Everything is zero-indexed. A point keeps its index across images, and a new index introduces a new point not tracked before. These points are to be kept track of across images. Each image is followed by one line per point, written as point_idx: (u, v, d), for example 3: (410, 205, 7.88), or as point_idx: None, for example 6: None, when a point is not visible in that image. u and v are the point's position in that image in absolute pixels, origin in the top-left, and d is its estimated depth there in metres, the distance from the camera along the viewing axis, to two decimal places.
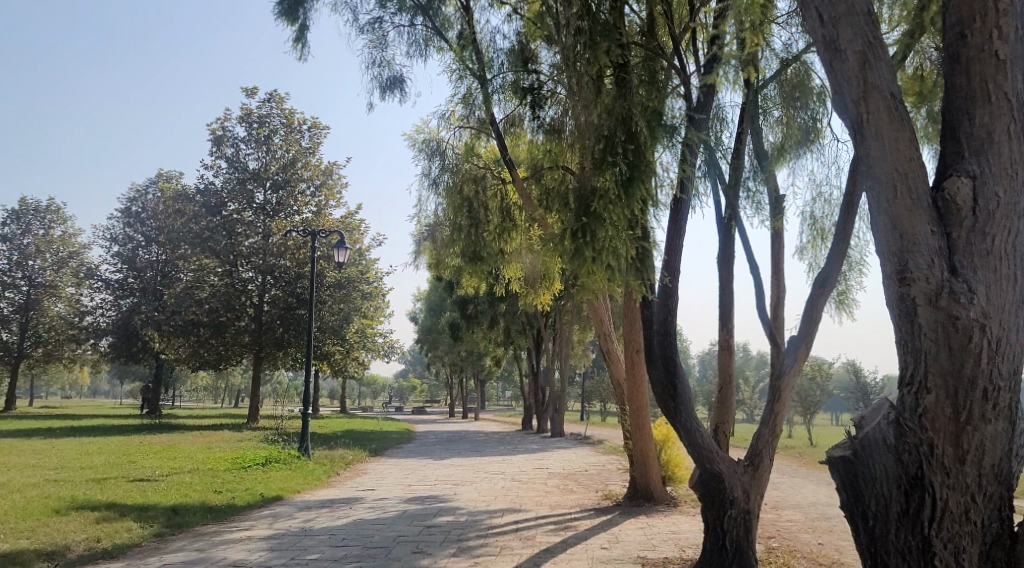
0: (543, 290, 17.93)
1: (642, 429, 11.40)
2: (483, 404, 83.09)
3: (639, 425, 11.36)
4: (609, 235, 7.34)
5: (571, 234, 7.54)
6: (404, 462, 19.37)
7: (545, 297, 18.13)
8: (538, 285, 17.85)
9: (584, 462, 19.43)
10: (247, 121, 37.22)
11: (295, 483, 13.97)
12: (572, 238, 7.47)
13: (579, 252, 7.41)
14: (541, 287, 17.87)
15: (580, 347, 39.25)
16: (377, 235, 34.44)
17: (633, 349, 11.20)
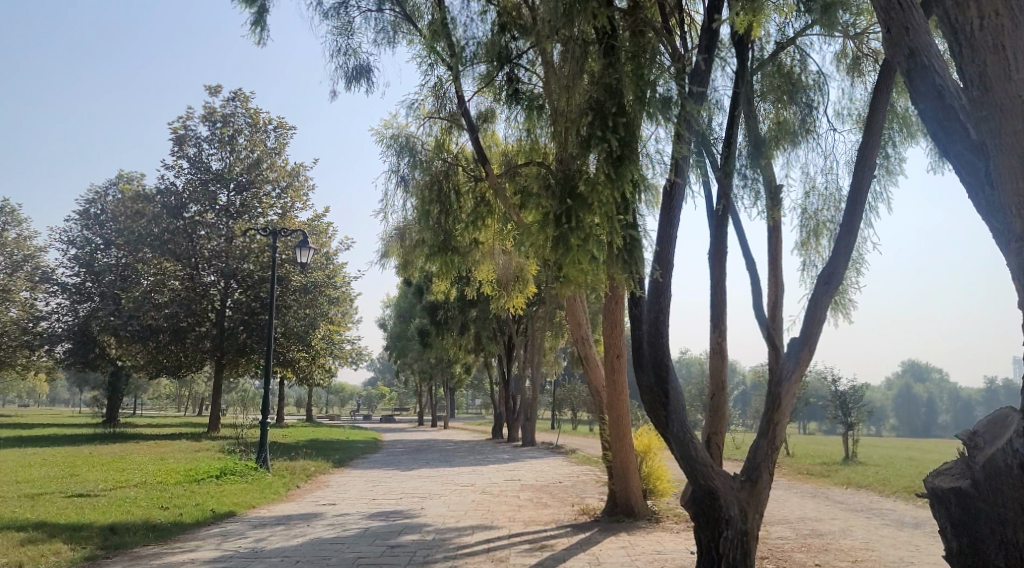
0: (516, 292, 17.21)
1: (622, 438, 10.72)
2: (452, 413, 82.11)
3: (620, 433, 10.68)
4: (594, 221, 6.84)
5: (553, 219, 7.04)
6: (370, 474, 18.47)
7: (518, 300, 17.41)
8: (512, 288, 17.12)
9: (557, 473, 18.71)
10: (210, 120, 36.10)
11: (250, 498, 13.01)
12: (554, 223, 6.96)
13: (562, 238, 6.88)
14: (515, 290, 17.14)
15: (551, 354, 38.60)
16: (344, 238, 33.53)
17: (614, 354, 10.54)
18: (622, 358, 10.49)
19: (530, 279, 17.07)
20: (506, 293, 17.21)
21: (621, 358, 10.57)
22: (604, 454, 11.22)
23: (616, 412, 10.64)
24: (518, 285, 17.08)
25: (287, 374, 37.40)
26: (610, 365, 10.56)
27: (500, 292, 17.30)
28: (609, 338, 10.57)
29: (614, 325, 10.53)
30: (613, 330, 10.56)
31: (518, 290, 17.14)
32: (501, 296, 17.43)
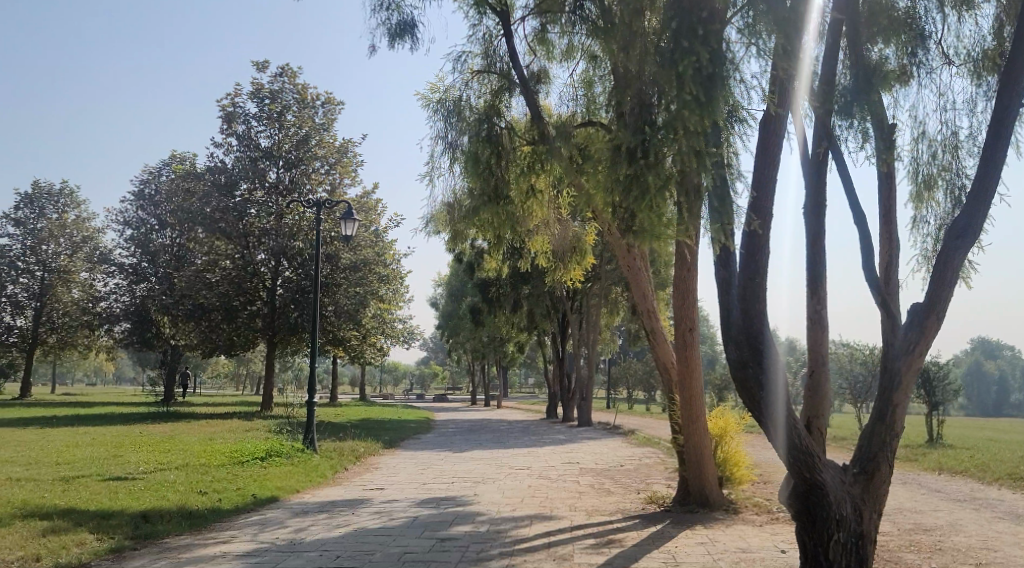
0: (573, 266, 16.07)
1: (696, 420, 9.62)
2: (505, 392, 81.71)
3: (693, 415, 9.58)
4: (667, 153, 6.68)
5: (628, 153, 6.90)
6: (421, 455, 17.73)
7: (576, 273, 16.28)
8: (568, 260, 15.98)
9: (617, 455, 17.70)
10: (258, 97, 35.72)
11: (294, 482, 12.31)
12: (628, 160, 6.87)
13: (635, 176, 6.80)
14: (572, 262, 15.99)
15: (607, 332, 37.50)
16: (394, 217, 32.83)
17: (686, 328, 9.42)
18: (694, 332, 9.38)
19: (588, 251, 15.92)
20: (562, 266, 16.08)
21: (694, 332, 9.45)
22: (674, 436, 10.18)
23: (688, 392, 9.53)
24: (576, 257, 15.92)
25: (339, 353, 37.12)
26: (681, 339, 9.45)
27: (556, 264, 16.17)
28: (680, 309, 9.47)
29: (686, 295, 9.42)
30: (684, 300, 9.45)
31: (575, 263, 16.00)
32: (557, 269, 16.30)
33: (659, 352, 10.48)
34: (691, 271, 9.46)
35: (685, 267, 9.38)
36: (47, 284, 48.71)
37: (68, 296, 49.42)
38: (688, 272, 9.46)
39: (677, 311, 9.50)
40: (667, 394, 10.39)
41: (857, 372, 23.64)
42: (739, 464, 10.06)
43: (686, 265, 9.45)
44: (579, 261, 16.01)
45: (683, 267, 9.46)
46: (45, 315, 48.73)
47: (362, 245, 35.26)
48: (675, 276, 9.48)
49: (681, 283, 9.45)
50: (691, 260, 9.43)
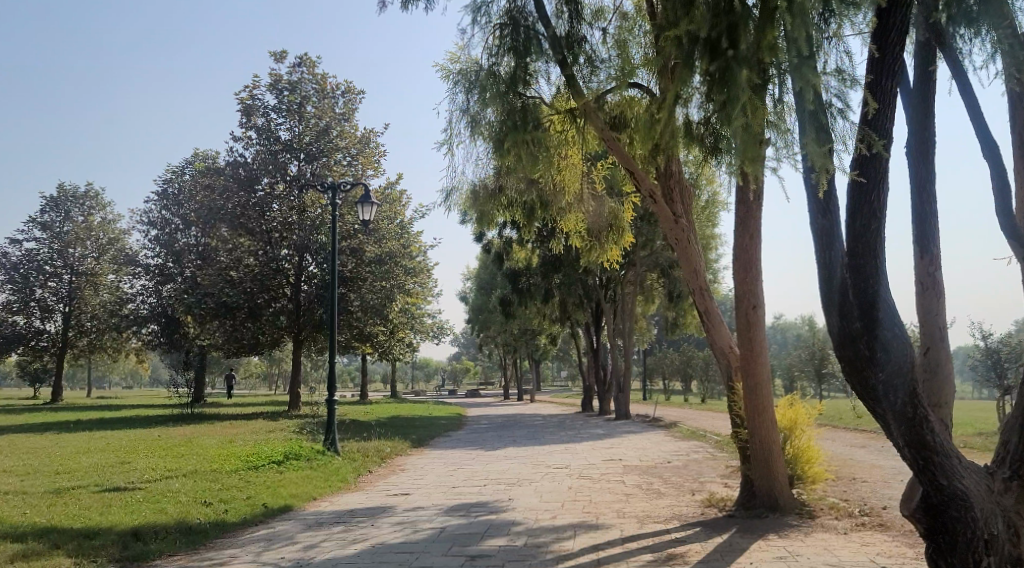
0: (610, 246, 14.49)
1: (764, 412, 8.25)
2: (538, 386, 80.45)
3: (761, 407, 8.23)
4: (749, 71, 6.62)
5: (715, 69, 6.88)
6: (451, 455, 16.55)
7: (613, 255, 14.71)
8: (605, 239, 14.41)
9: (662, 450, 16.39)
10: (278, 88, 34.90)
11: (310, 489, 11.20)
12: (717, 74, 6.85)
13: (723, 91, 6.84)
14: (609, 241, 14.41)
15: (642, 321, 36.12)
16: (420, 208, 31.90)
17: (748, 306, 8.12)
18: (759, 310, 8.08)
19: (627, 228, 14.32)
20: (599, 245, 14.49)
21: (758, 310, 8.16)
22: (736, 431, 8.89)
23: (755, 379, 8.19)
24: (614, 235, 14.35)
25: (367, 349, 36.19)
26: (742, 319, 8.16)
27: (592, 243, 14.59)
28: (741, 285, 8.18)
29: (748, 268, 8.13)
30: (747, 273, 8.15)
31: (613, 242, 14.42)
32: (594, 250, 14.74)
33: (716, 337, 9.19)
34: (754, 240, 8.18)
35: (747, 235, 8.11)
36: (76, 287, 48.55)
37: (96, 299, 49.23)
38: (749, 241, 8.17)
39: (738, 287, 8.23)
40: (727, 383, 9.10)
41: None
42: (812, 459, 8.69)
43: (750, 233, 8.19)
44: (618, 239, 14.42)
45: (745, 235, 8.19)
46: (74, 319, 48.63)
47: (387, 238, 34.19)
48: (735, 247, 8.22)
49: (743, 255, 8.17)
50: (753, 227, 8.18)
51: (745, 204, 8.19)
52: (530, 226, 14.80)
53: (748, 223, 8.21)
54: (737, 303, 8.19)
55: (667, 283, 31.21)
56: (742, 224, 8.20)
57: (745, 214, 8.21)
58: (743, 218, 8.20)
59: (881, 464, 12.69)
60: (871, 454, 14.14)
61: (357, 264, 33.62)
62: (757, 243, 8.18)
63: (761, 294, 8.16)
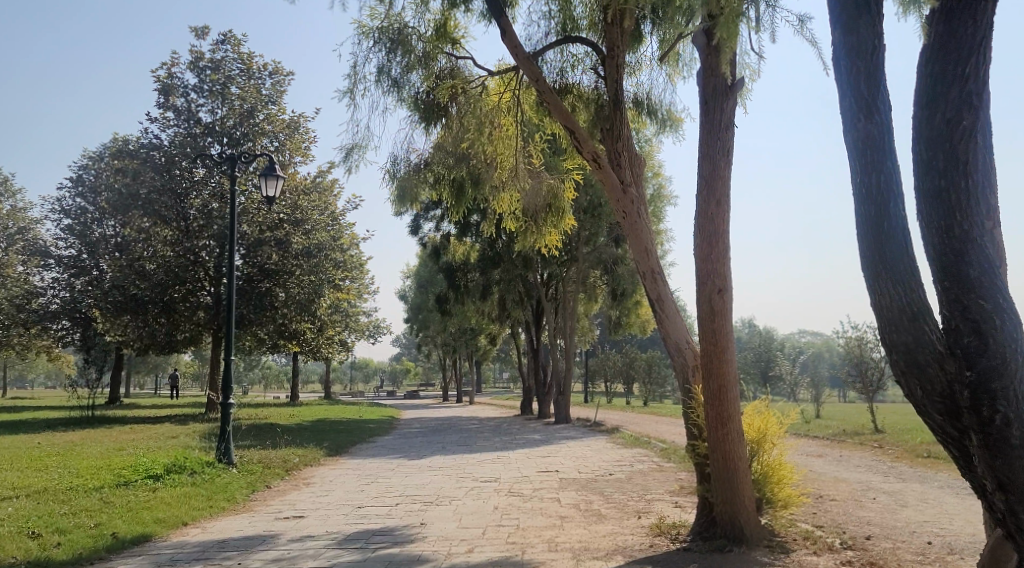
0: (548, 230, 12.73)
1: (730, 422, 6.71)
2: (479, 388, 78.73)
3: (727, 416, 6.68)
4: None
5: None
6: (370, 465, 14.68)
7: (552, 241, 12.94)
8: (542, 222, 12.64)
9: (604, 460, 14.82)
10: (199, 67, 32.39)
11: (180, 513, 9.22)
12: None
13: None
14: (546, 225, 12.65)
15: (585, 320, 34.76)
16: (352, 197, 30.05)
17: (713, 289, 6.61)
18: (726, 294, 6.57)
19: (568, 211, 12.58)
20: (536, 229, 12.72)
21: (724, 294, 6.68)
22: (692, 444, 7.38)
23: (722, 381, 6.64)
24: (553, 218, 12.58)
25: (294, 348, 33.95)
26: (706, 305, 6.64)
27: (528, 223, 12.77)
28: (705, 261, 6.67)
29: (714, 244, 6.61)
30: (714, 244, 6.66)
31: (550, 225, 12.66)
32: (529, 235, 12.95)
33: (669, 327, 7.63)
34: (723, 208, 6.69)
35: (714, 199, 6.59)
36: None
37: None
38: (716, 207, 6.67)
39: (701, 265, 6.70)
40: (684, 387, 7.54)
41: (868, 357, 21.18)
42: (784, 479, 7.19)
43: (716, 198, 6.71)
44: (557, 224, 12.67)
45: (711, 200, 6.68)
46: None
47: (315, 229, 31.89)
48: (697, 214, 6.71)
49: (706, 226, 6.66)
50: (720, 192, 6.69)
51: (712, 162, 6.68)
52: (459, 204, 13.03)
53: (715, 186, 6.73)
54: (701, 285, 6.67)
55: (610, 281, 29.88)
56: (706, 186, 6.70)
57: (711, 173, 6.71)
58: (708, 179, 6.71)
59: (846, 477, 11.33)
60: (831, 465, 12.83)
61: (285, 257, 31.27)
62: (726, 211, 6.69)
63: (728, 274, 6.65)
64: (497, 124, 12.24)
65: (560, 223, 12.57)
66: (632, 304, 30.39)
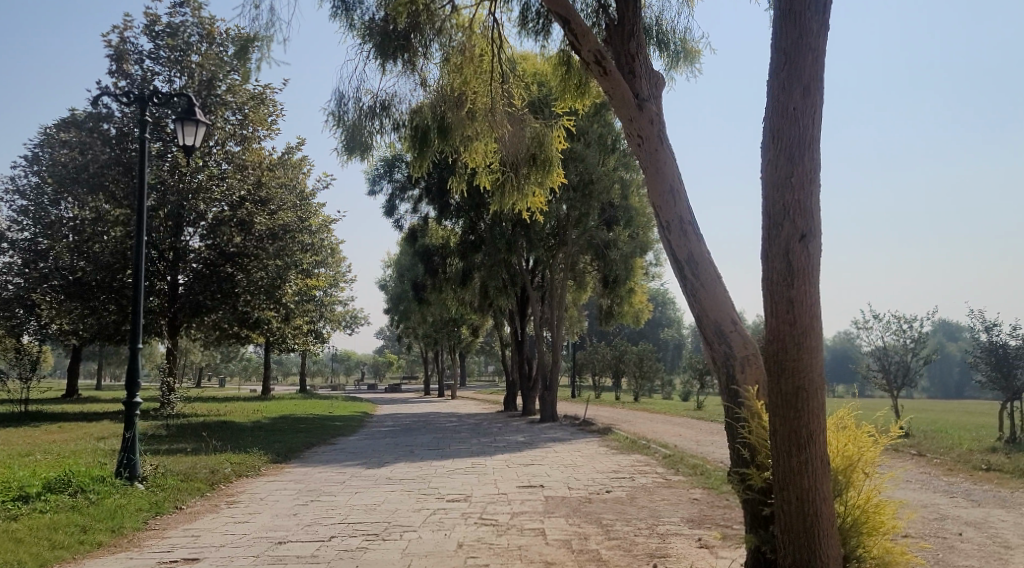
0: (530, 188, 10.35)
1: (814, 444, 4.53)
2: (463, 381, 76.33)
3: (811, 435, 4.51)
4: None
5: None
6: (318, 478, 12.26)
7: (537, 204, 10.56)
8: (523, 178, 10.25)
9: (599, 470, 12.44)
10: (154, 32, 29.39)
11: (24, 555, 6.74)
12: None
13: None
14: (529, 180, 10.26)
15: (574, 310, 32.46)
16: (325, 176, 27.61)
17: (793, 234, 4.73)
18: (813, 242, 4.69)
19: (557, 166, 10.26)
20: (515, 186, 10.29)
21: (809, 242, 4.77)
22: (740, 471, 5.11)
23: (802, 378, 4.60)
24: (538, 171, 10.22)
25: (258, 338, 31.47)
26: (782, 260, 4.74)
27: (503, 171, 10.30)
28: (778, 186, 4.83)
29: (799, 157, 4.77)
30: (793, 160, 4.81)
31: (534, 181, 10.27)
32: (506, 196, 10.51)
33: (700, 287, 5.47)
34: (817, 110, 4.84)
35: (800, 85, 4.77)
36: None
37: None
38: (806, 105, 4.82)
39: (771, 192, 4.89)
40: (729, 389, 5.28)
41: (891, 349, 18.95)
42: (882, 529, 4.91)
43: (803, 86, 4.86)
44: (544, 179, 10.30)
45: (795, 89, 4.87)
46: None
47: (280, 210, 29.22)
48: (773, 105, 4.89)
49: (784, 127, 4.84)
50: (809, 79, 4.84)
51: (799, 30, 4.88)
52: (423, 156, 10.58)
53: (802, 69, 4.89)
54: (777, 223, 4.80)
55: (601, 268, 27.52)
56: (789, 66, 4.86)
57: (798, 47, 4.87)
58: (790, 52, 4.87)
59: (905, 499, 9.02)
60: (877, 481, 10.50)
61: (249, 240, 28.66)
62: (818, 110, 4.85)
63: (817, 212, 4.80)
64: (480, 55, 9.96)
65: (547, 178, 10.23)
66: (624, 291, 27.93)
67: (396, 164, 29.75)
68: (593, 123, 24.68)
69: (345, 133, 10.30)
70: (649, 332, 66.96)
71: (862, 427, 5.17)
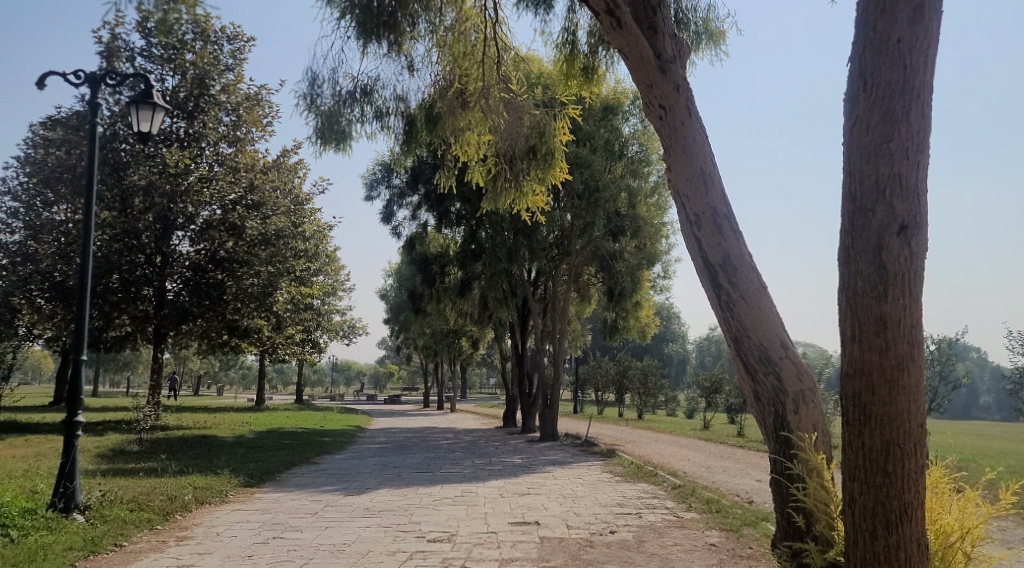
0: (528, 183, 9.39)
1: (906, 520, 4.62)
2: (462, 394, 74.78)
3: (902, 510, 4.60)
4: None
5: None
6: (290, 507, 11.06)
7: (536, 201, 9.58)
8: (522, 169, 9.30)
9: (602, 503, 11.24)
10: (146, 28, 28.20)
11: None
12: None
13: None
14: (529, 171, 9.30)
15: (578, 324, 31.25)
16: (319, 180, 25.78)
17: (891, 224, 4.75)
18: (912, 235, 4.70)
19: (562, 157, 9.35)
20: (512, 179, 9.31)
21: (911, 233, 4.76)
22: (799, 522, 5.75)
23: (894, 434, 4.63)
24: (541, 163, 9.29)
25: (247, 347, 30.22)
26: (875, 254, 4.78)
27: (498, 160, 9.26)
28: (871, 162, 4.87)
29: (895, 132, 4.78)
30: (892, 132, 4.79)
31: (536, 174, 9.32)
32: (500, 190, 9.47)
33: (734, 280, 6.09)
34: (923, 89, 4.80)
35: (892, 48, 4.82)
36: None
37: None
38: (912, 74, 4.80)
39: (863, 166, 4.90)
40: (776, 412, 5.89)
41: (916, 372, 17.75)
42: None
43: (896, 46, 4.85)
44: (546, 172, 9.36)
45: (889, 52, 4.85)
46: None
47: (273, 214, 28.06)
48: (870, 72, 4.91)
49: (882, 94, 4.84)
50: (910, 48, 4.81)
51: None
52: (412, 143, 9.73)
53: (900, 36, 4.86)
54: (869, 209, 4.83)
55: (606, 280, 26.29)
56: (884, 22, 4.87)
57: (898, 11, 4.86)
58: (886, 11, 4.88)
59: None
60: None
61: (241, 245, 27.42)
62: (921, 80, 4.80)
63: (918, 199, 4.77)
64: (476, 41, 8.77)
65: (551, 171, 9.30)
66: (630, 305, 26.64)
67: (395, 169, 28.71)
68: (599, 128, 23.76)
69: (319, 122, 9.06)
70: (653, 347, 65.44)
71: (967, 502, 5.50)
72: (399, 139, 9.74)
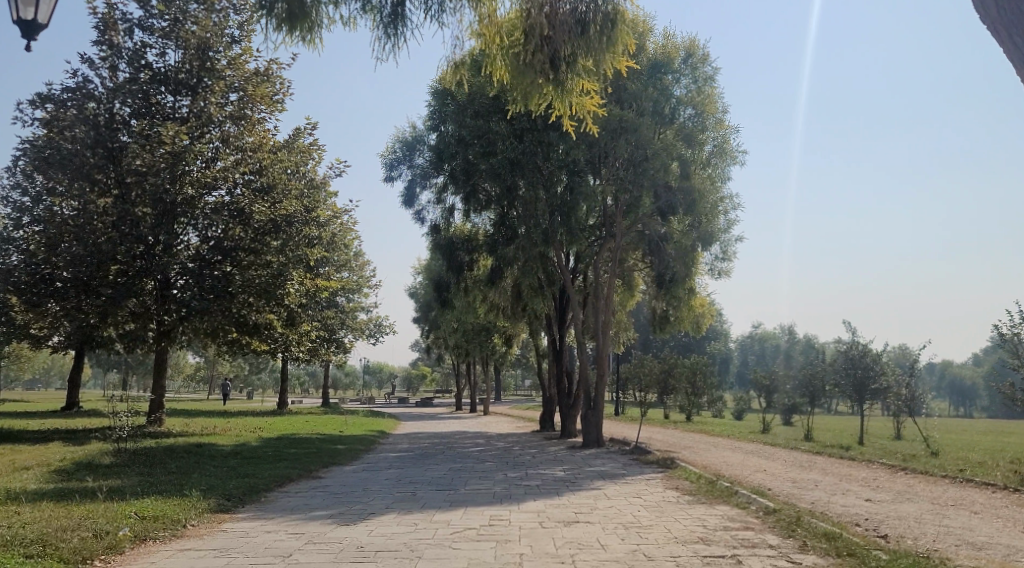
0: (573, 76, 9.11)
1: None
2: (497, 396, 72.11)
3: None
4: None
5: None
6: (257, 543, 8.29)
7: (585, 101, 9.28)
8: (568, 55, 8.97)
9: (680, 541, 8.25)
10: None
11: None
12: None
13: None
14: (579, 57, 8.98)
15: (622, 316, 28.32)
16: (337, 162, 25.42)
17: None
18: None
19: (623, 34, 9.03)
20: (550, 70, 8.95)
21: None
22: None
23: None
24: (597, 44, 8.97)
25: (258, 345, 27.82)
26: None
27: (529, 51, 8.87)
28: None
29: None
30: None
31: (586, 61, 9.02)
32: (535, 89, 9.10)
33: None
34: None
35: None
36: None
37: None
38: None
39: None
40: None
41: None
42: None
43: None
44: (600, 57, 9.08)
45: None
46: None
47: (282, 198, 25.66)
48: None
49: None
50: None
51: None
52: (395, 34, 8.81)
53: None
54: None
55: (655, 263, 23.29)
56: None
57: None
58: None
59: None
60: None
61: (249, 233, 25.05)
62: None
63: None
64: None
65: (606, 53, 8.98)
66: (683, 292, 23.60)
67: (419, 146, 26.28)
68: (646, 87, 20.79)
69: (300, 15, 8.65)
70: (696, 345, 62.16)
71: None
72: (383, 27, 8.79)
